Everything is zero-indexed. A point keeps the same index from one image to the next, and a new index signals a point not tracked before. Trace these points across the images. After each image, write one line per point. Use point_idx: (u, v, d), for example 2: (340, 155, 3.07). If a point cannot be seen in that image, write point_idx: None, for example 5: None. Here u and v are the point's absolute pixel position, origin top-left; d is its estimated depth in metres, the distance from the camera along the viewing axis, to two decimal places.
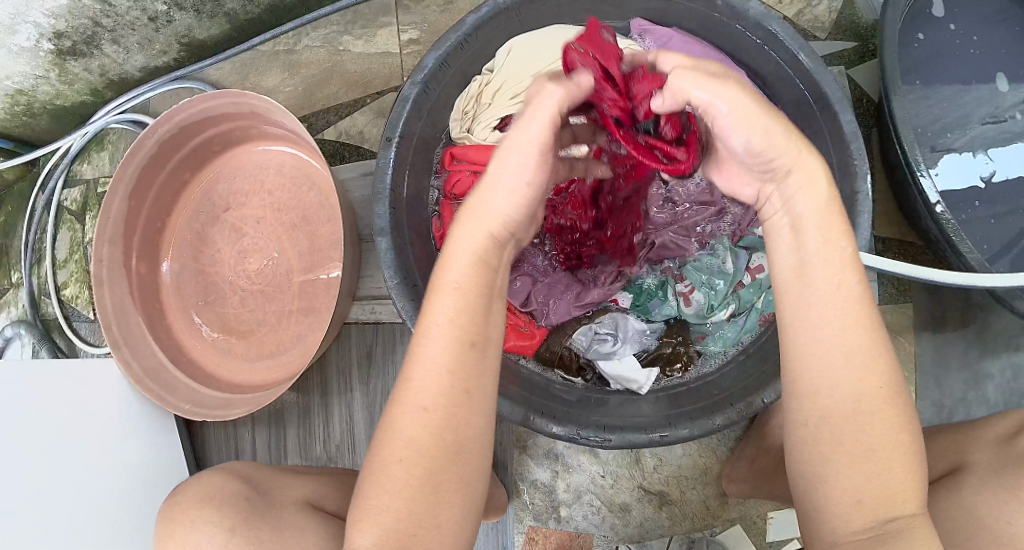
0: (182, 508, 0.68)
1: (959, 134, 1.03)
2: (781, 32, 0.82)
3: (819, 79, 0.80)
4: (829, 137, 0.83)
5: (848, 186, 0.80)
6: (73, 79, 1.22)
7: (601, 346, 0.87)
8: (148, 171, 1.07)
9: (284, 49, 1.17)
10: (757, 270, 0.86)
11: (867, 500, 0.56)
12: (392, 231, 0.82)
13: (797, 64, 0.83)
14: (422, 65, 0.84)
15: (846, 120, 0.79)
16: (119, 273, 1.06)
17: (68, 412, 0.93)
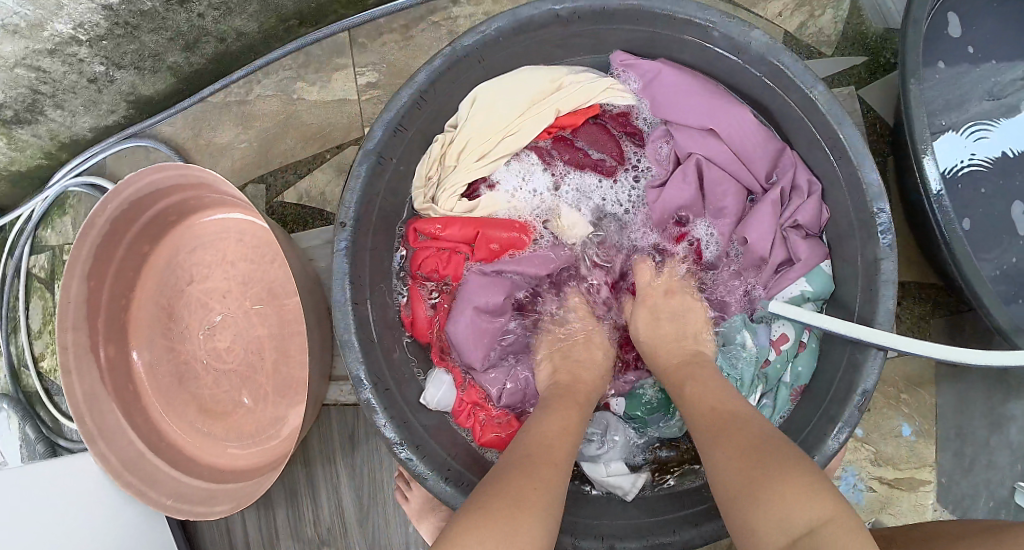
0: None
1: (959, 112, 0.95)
2: (789, 66, 0.72)
3: (836, 125, 0.72)
4: (845, 185, 0.75)
5: (869, 250, 0.72)
6: (22, 146, 1.15)
7: (588, 447, 0.77)
8: (106, 246, 1.01)
9: (235, 100, 1.08)
10: (780, 342, 0.81)
11: (773, 528, 0.51)
12: (356, 331, 0.75)
13: (806, 104, 0.73)
14: (371, 134, 0.75)
15: (868, 174, 0.71)
16: (86, 360, 1.01)
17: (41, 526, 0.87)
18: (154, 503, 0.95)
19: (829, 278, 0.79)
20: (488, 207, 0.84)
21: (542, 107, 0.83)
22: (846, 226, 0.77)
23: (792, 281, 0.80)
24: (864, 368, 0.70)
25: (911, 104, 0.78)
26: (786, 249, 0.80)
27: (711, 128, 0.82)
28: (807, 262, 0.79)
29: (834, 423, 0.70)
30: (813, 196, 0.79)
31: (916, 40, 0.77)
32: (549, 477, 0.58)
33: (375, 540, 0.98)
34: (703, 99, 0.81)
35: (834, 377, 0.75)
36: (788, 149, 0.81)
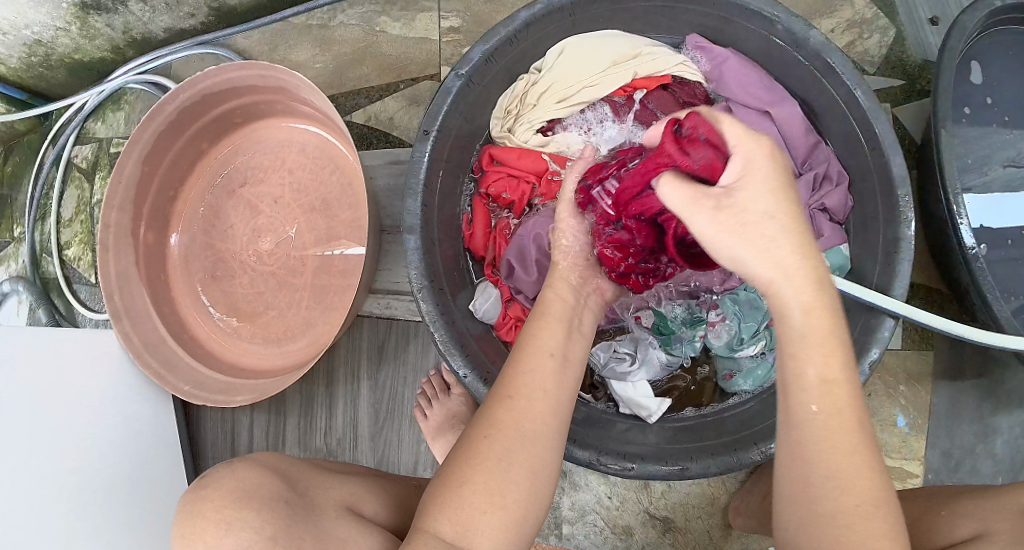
0: (215, 504, 0.57)
1: (977, 175, 1.03)
2: (840, 65, 0.81)
3: (873, 120, 0.80)
4: (875, 177, 0.83)
5: (890, 231, 0.81)
6: (94, 34, 1.19)
7: (619, 364, 0.84)
8: (166, 137, 1.03)
9: (318, 24, 1.13)
10: None
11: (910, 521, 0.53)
12: (421, 229, 0.79)
13: (851, 101, 0.82)
14: (468, 58, 0.81)
15: (895, 164, 0.79)
16: (126, 241, 1.03)
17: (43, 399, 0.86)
18: (170, 386, 0.96)
19: (846, 257, 0.87)
20: (561, 145, 0.91)
21: (621, 67, 0.91)
22: (873, 212, 0.84)
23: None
24: (876, 333, 0.77)
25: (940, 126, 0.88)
26: (813, 226, 0.88)
27: (767, 111, 0.90)
28: (829, 239, 0.87)
29: None
30: (841, 185, 0.88)
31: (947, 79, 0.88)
32: (534, 393, 0.62)
33: (384, 457, 1.00)
34: (761, 86, 0.90)
35: (844, 341, 0.81)
36: (824, 143, 0.91)
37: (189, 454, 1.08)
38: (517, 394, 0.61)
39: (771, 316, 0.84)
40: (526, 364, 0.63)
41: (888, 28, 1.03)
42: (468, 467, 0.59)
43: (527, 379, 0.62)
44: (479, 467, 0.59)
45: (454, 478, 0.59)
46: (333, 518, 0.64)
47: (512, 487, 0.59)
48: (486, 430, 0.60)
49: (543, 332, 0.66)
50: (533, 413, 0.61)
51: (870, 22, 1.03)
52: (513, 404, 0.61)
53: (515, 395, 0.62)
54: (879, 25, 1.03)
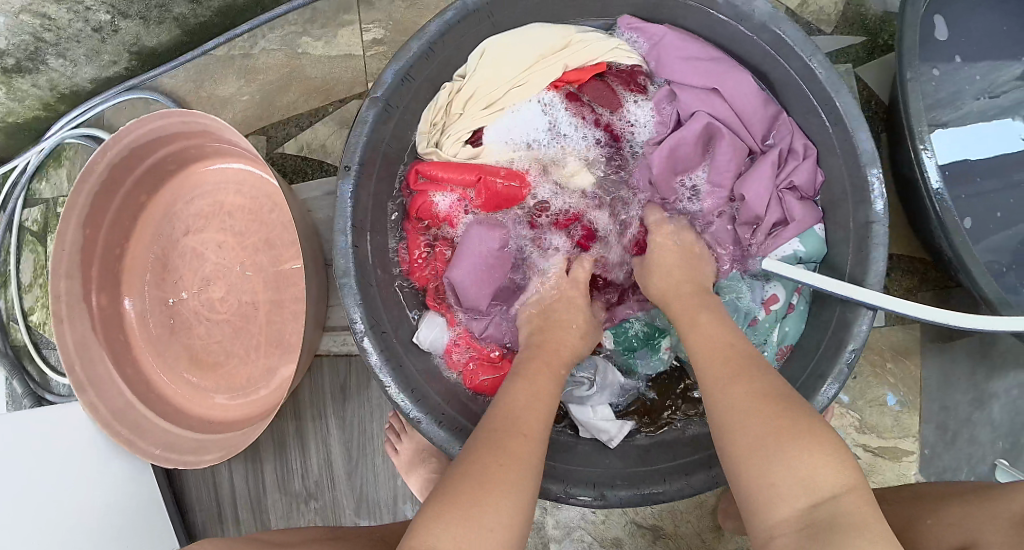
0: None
1: (952, 109, 0.97)
2: (791, 35, 0.75)
3: (832, 93, 0.75)
4: (842, 156, 0.77)
5: (862, 212, 0.76)
6: (22, 96, 1.15)
7: (576, 390, 0.80)
8: (102, 197, 1.00)
9: (240, 53, 1.09)
10: (772, 302, 0.82)
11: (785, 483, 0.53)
12: (356, 271, 0.76)
13: (807, 74, 0.76)
14: (381, 82, 0.77)
15: (862, 139, 0.74)
16: (79, 308, 1.01)
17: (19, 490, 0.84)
18: (141, 453, 0.94)
19: (822, 240, 0.82)
20: (499, 156, 0.87)
21: (552, 60, 0.85)
22: (841, 192, 0.79)
23: (787, 241, 0.82)
24: (853, 327, 0.73)
25: (907, 77, 0.81)
26: (783, 209, 0.82)
27: (715, 88, 0.84)
28: (802, 222, 0.81)
29: (824, 379, 0.74)
30: (808, 158, 0.81)
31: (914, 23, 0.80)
32: (527, 446, 0.60)
33: (363, 495, 0.98)
34: (705, 61, 0.83)
35: (822, 337, 0.78)
36: (785, 114, 0.84)
37: (176, 512, 1.06)
38: (513, 442, 0.59)
39: (752, 313, 0.83)
40: (523, 418, 0.62)
41: None
42: (469, 509, 0.54)
43: (533, 414, 0.63)
44: (480, 506, 0.54)
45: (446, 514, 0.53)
46: None
47: (519, 511, 0.56)
48: (480, 472, 0.56)
49: (534, 386, 0.67)
50: (530, 461, 0.59)
51: None
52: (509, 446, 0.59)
53: (526, 434, 0.61)
54: None
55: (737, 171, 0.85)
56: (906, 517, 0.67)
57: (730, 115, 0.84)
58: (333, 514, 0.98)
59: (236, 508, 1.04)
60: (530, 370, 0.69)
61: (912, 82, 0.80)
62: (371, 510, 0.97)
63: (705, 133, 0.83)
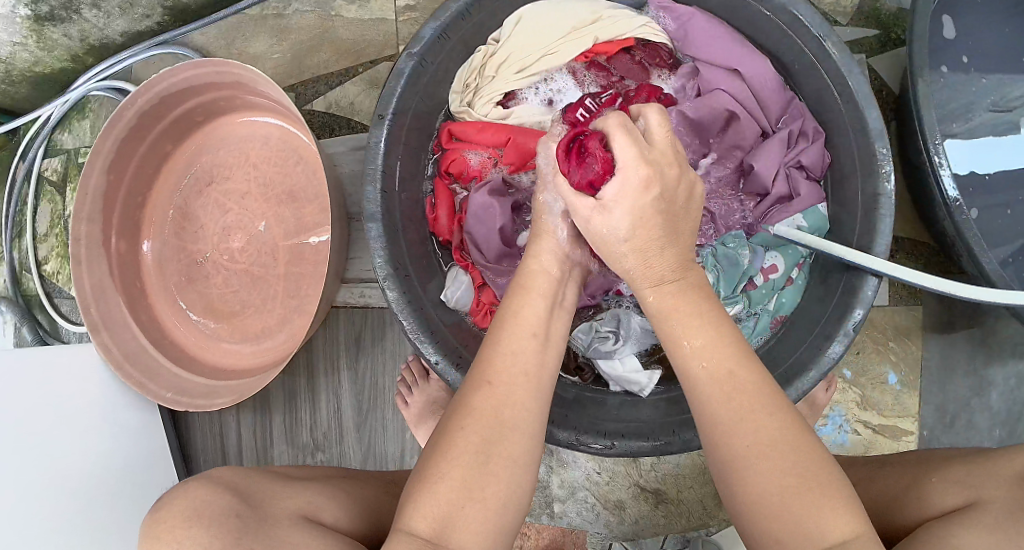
0: (168, 525, 0.59)
1: (963, 121, 1.00)
2: (805, 17, 0.78)
3: (845, 73, 0.78)
4: (853, 133, 0.80)
5: (869, 185, 0.78)
6: (51, 45, 1.16)
7: (602, 344, 0.80)
8: (129, 143, 1.02)
9: (273, 14, 1.11)
10: (770, 271, 0.85)
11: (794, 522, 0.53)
12: (383, 216, 0.77)
13: (822, 53, 0.79)
14: (420, 37, 0.79)
15: (871, 116, 0.76)
16: (98, 251, 1.02)
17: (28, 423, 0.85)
18: (152, 395, 0.96)
19: (824, 217, 0.85)
20: (523, 116, 0.88)
21: (582, 32, 0.88)
22: (851, 167, 0.81)
23: (792, 214, 0.85)
24: (859, 292, 0.75)
25: (918, 79, 0.84)
26: (789, 185, 0.85)
27: (736, 69, 0.87)
28: (806, 199, 0.85)
29: (830, 340, 0.75)
30: (817, 141, 0.85)
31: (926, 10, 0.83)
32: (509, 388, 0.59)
33: (371, 448, 0.99)
34: (727, 41, 0.87)
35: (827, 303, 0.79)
36: (797, 98, 0.88)
37: (180, 459, 1.07)
38: (493, 388, 0.58)
39: (749, 276, 0.85)
40: (499, 362, 0.60)
41: None
42: (445, 464, 0.56)
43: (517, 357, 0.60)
44: (452, 461, 0.56)
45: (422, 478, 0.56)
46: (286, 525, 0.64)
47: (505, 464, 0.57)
48: (455, 433, 0.57)
49: (523, 304, 0.63)
50: (507, 407, 0.58)
51: None
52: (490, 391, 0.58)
53: (495, 383, 0.59)
54: None
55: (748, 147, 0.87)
56: (905, 479, 0.70)
57: (749, 93, 0.86)
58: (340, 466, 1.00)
59: (242, 458, 1.05)
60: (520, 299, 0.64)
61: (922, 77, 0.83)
62: (378, 463, 0.99)
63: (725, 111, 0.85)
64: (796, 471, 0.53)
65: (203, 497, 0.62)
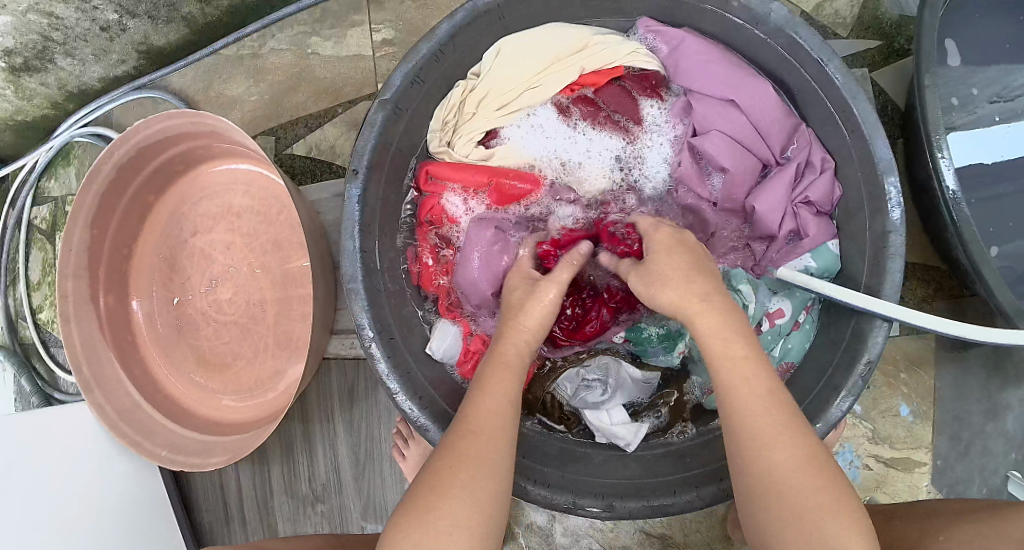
0: None
1: (965, 113, 0.95)
2: (806, 39, 0.73)
3: (849, 99, 0.73)
4: (856, 163, 0.76)
5: (878, 223, 0.74)
6: (30, 95, 1.14)
7: (589, 394, 0.78)
8: (110, 196, 1.00)
9: (249, 53, 1.09)
10: (777, 315, 0.81)
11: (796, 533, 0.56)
12: (363, 277, 0.75)
13: (822, 77, 0.74)
14: (389, 83, 0.76)
15: (878, 145, 0.72)
16: (86, 308, 1.01)
17: (19, 496, 0.83)
18: (147, 455, 0.94)
19: (835, 256, 0.80)
20: (506, 157, 0.85)
21: (567, 62, 0.84)
22: (857, 201, 0.77)
23: (802, 254, 0.81)
24: (867, 339, 0.71)
25: (924, 81, 0.80)
26: (796, 223, 0.81)
27: (734, 100, 0.81)
28: (816, 239, 0.80)
29: (837, 392, 0.72)
30: (825, 172, 0.80)
31: (931, 22, 0.78)
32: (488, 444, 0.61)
33: (371, 499, 0.98)
34: (723, 70, 0.81)
35: (835, 349, 0.77)
36: (805, 125, 0.82)
37: (181, 512, 1.06)
38: (473, 440, 0.60)
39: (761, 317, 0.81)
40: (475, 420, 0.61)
41: None
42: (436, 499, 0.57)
43: (483, 415, 0.62)
44: (446, 497, 0.57)
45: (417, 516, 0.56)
46: None
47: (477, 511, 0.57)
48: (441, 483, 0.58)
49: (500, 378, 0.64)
50: (489, 464, 0.59)
51: None
52: (474, 441, 0.60)
53: (477, 432, 0.61)
54: None
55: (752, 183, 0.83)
56: (919, 532, 0.67)
57: (749, 125, 0.81)
58: (340, 518, 0.98)
59: (243, 511, 1.04)
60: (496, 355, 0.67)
61: (930, 90, 0.79)
62: (378, 513, 0.98)
63: (722, 149, 0.81)
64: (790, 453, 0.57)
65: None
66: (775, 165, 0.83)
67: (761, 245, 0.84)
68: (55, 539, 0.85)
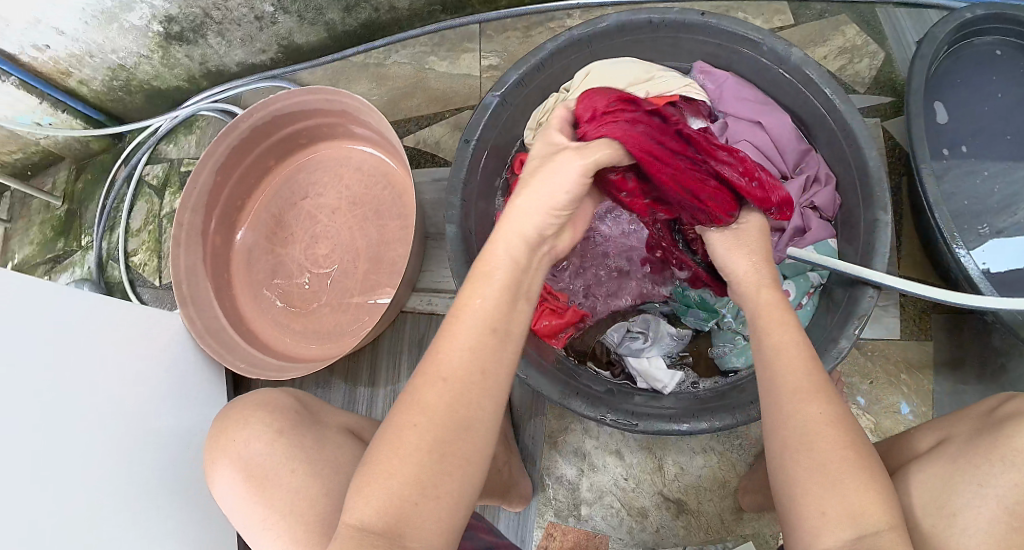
0: (241, 409, 0.81)
1: (1005, 217, 1.05)
2: (817, 76, 0.92)
3: (849, 118, 0.90)
4: (855, 172, 0.92)
5: (869, 213, 0.90)
6: (173, 64, 1.35)
7: (633, 341, 0.95)
8: (239, 152, 1.17)
9: (375, 62, 1.31)
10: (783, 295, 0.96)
11: (840, 519, 0.59)
12: (459, 223, 0.93)
13: (829, 105, 0.92)
14: (503, 81, 0.96)
15: (871, 161, 0.89)
16: (196, 239, 1.16)
17: (116, 378, 0.94)
18: (228, 363, 1.07)
19: (833, 250, 0.97)
20: None
21: (638, 86, 0.99)
22: (854, 205, 0.94)
23: (806, 246, 0.97)
24: (862, 302, 0.85)
25: (914, 121, 0.96)
26: (803, 220, 0.98)
27: (760, 122, 1.01)
28: (816, 233, 0.97)
29: (836, 338, 0.85)
30: (829, 186, 0.98)
31: (919, 76, 0.97)
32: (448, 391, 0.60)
33: None
34: (754, 102, 1.02)
35: (836, 311, 0.90)
36: (814, 151, 1.01)
37: None
38: (428, 390, 0.60)
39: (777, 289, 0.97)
40: (444, 357, 0.61)
41: (876, 54, 1.16)
42: (391, 464, 0.58)
43: (449, 351, 0.61)
44: (402, 459, 0.59)
45: (371, 474, 0.59)
46: (331, 432, 0.83)
47: (445, 482, 0.59)
48: (397, 447, 0.59)
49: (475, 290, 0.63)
50: (455, 413, 0.60)
51: (860, 48, 1.17)
52: (444, 386, 0.60)
53: (448, 378, 0.60)
54: (868, 51, 1.16)
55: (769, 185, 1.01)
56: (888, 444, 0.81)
57: (770, 142, 1.00)
58: None
59: None
60: (471, 284, 0.63)
61: (914, 119, 0.95)
62: None
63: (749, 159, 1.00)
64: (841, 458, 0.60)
65: (269, 398, 0.82)
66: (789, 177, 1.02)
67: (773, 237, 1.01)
68: (133, 419, 0.95)
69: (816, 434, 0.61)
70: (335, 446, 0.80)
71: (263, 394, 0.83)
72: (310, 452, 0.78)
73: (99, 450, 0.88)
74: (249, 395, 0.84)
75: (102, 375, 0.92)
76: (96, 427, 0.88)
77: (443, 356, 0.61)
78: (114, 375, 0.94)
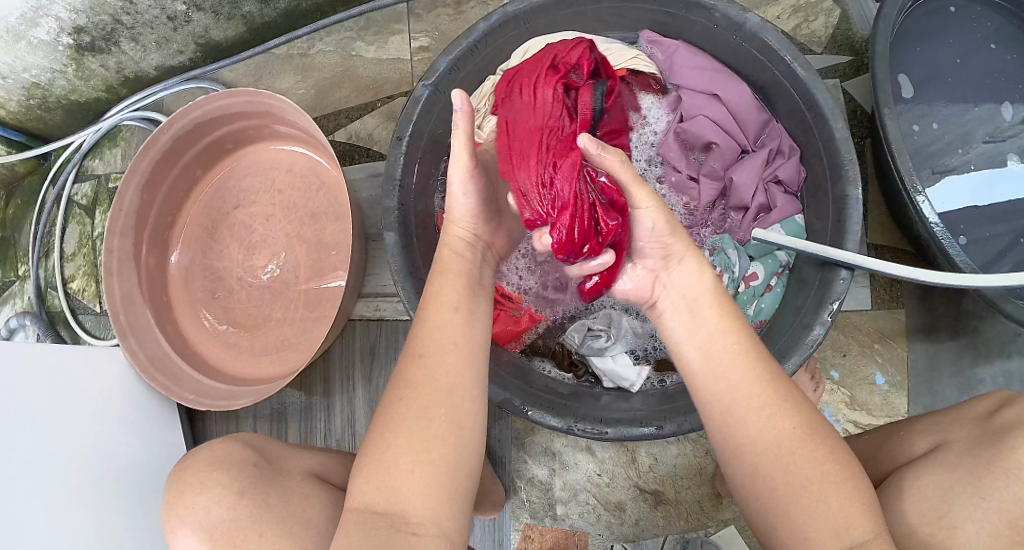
0: (193, 471, 0.74)
1: (960, 158, 1.01)
2: (777, 43, 0.86)
3: (812, 89, 0.85)
4: (821, 143, 0.87)
5: (839, 188, 0.85)
6: (89, 75, 1.25)
7: (595, 341, 0.91)
8: (163, 165, 1.09)
9: (298, 53, 1.22)
10: (752, 278, 0.94)
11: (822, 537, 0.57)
12: (399, 228, 0.87)
13: (791, 74, 0.87)
14: (434, 67, 0.89)
15: (837, 129, 0.83)
16: (130, 264, 1.08)
17: (64, 422, 0.88)
18: (175, 397, 1.01)
19: (801, 227, 0.93)
20: None
21: None
22: (821, 176, 0.89)
23: (774, 223, 0.93)
24: (834, 282, 0.82)
25: (879, 80, 0.90)
26: (767, 197, 0.95)
27: (715, 94, 0.95)
28: (784, 209, 0.93)
29: (810, 327, 0.82)
30: (792, 157, 0.93)
31: (885, 32, 0.90)
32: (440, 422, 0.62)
33: None
34: (709, 71, 0.95)
35: (806, 293, 0.87)
36: (775, 120, 0.95)
37: None
38: (416, 418, 0.62)
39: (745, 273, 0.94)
40: (431, 388, 0.63)
41: (832, 10, 1.10)
42: (389, 488, 0.59)
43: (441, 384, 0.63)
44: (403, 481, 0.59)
45: (373, 498, 0.59)
46: (297, 478, 0.77)
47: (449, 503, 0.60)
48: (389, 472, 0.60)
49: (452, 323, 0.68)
50: (445, 438, 0.62)
51: (814, 4, 1.10)
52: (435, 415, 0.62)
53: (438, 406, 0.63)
54: (823, 6, 1.10)
55: (728, 162, 0.96)
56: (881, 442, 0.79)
57: (727, 115, 0.95)
58: None
59: None
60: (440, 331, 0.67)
61: (882, 81, 0.89)
62: None
63: (706, 136, 0.95)
64: (821, 478, 0.59)
65: (227, 451, 0.76)
66: (751, 150, 0.97)
67: (738, 216, 0.97)
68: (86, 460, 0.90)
69: (790, 452, 0.60)
70: (301, 497, 0.75)
71: (216, 449, 0.77)
72: (277, 511, 0.72)
73: (48, 505, 0.82)
74: (207, 449, 0.77)
75: (44, 422, 0.86)
76: (42, 480, 0.82)
77: (429, 385, 0.63)
78: (58, 419, 0.88)
